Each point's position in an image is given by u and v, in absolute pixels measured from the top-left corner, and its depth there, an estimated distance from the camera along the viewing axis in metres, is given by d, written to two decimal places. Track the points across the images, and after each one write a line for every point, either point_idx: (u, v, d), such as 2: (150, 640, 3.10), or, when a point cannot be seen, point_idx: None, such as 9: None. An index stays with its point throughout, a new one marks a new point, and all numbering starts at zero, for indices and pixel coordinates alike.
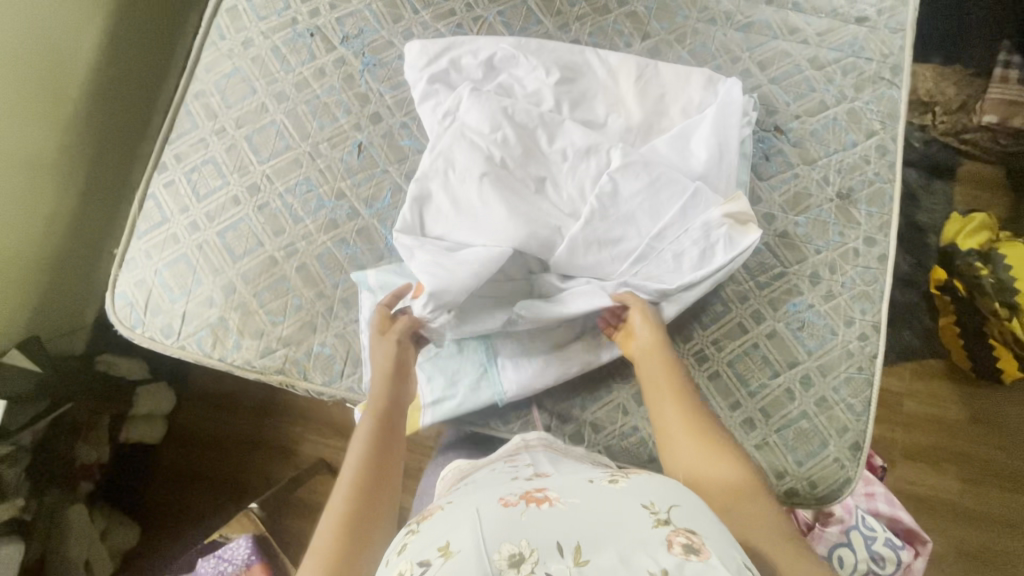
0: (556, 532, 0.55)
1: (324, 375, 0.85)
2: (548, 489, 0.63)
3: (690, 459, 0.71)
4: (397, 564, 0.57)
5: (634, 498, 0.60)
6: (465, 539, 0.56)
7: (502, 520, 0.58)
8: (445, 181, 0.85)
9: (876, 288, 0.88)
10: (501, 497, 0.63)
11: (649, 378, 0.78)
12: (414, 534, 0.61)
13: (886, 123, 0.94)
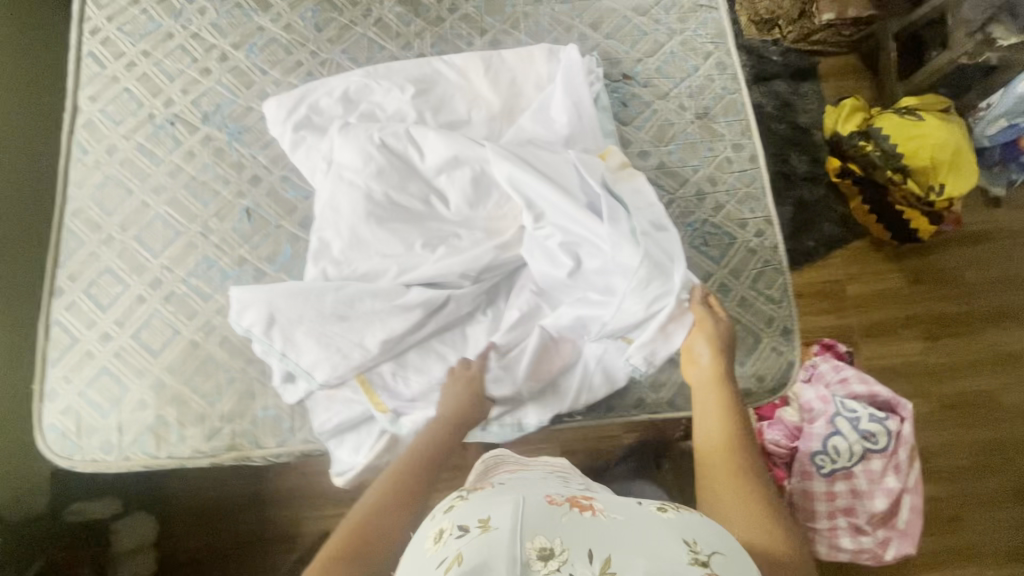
0: (592, 539, 0.56)
1: (275, 437, 0.85)
2: (594, 499, 0.64)
3: (724, 480, 0.70)
4: (440, 523, 0.61)
5: (677, 531, 0.58)
6: (505, 520, 0.58)
7: (547, 517, 0.59)
8: (336, 221, 0.88)
9: (757, 187, 0.95)
10: (547, 497, 0.64)
11: (702, 397, 0.78)
12: (461, 502, 0.64)
13: (717, 42, 1.02)
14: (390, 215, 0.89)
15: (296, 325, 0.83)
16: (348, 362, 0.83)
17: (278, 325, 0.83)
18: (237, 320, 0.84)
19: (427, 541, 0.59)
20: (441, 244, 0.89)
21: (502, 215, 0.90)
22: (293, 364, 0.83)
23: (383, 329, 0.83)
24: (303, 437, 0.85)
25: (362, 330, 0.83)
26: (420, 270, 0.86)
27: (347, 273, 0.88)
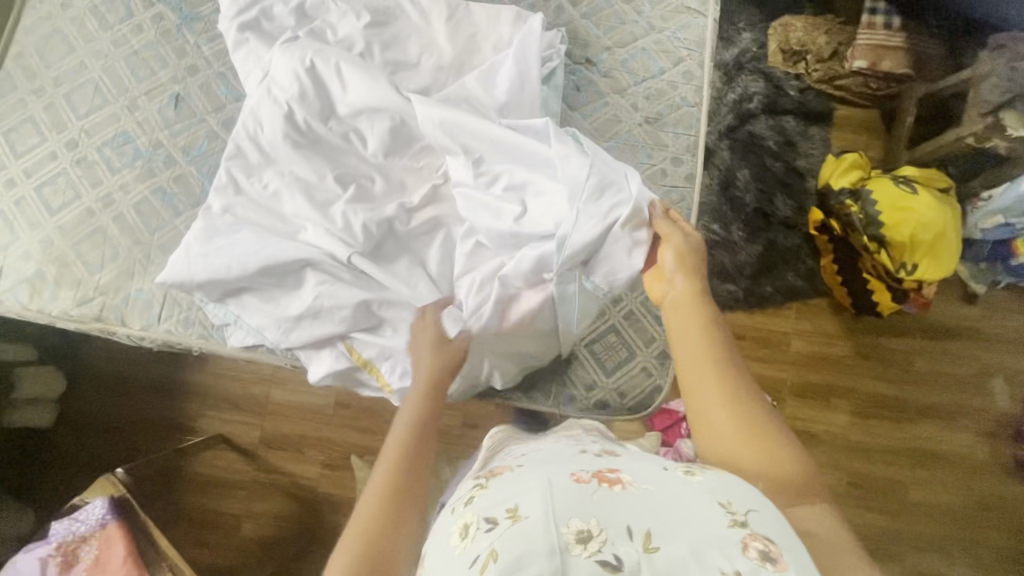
0: (628, 518, 0.50)
1: (142, 319, 0.86)
2: (620, 468, 0.58)
3: (726, 410, 0.63)
4: (464, 516, 0.55)
5: (710, 495, 0.53)
6: (535, 505, 0.51)
7: (574, 491, 0.53)
8: (254, 134, 0.89)
9: (684, 206, 0.92)
10: (570, 470, 0.57)
11: (681, 321, 0.69)
12: (482, 490, 0.58)
13: (693, 49, 0.98)
14: (307, 141, 0.88)
15: (200, 251, 0.82)
16: (219, 273, 0.81)
17: (186, 246, 0.83)
18: (166, 277, 0.82)
19: (452, 539, 0.53)
20: (348, 185, 0.88)
21: (419, 167, 0.90)
22: (175, 272, 0.82)
23: (253, 251, 0.81)
24: (167, 327, 0.86)
25: (241, 254, 0.81)
26: (318, 205, 0.86)
27: (253, 186, 0.88)
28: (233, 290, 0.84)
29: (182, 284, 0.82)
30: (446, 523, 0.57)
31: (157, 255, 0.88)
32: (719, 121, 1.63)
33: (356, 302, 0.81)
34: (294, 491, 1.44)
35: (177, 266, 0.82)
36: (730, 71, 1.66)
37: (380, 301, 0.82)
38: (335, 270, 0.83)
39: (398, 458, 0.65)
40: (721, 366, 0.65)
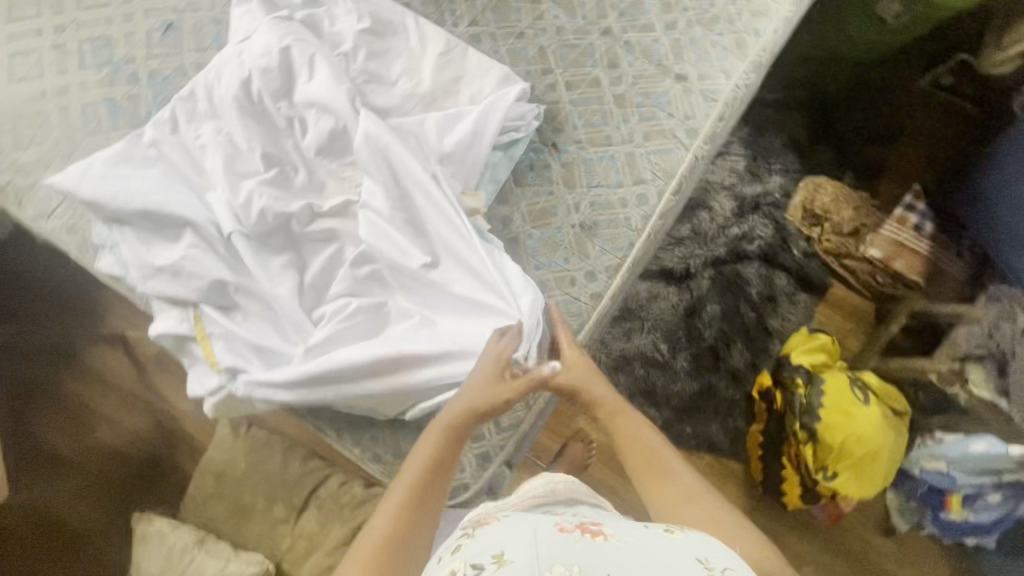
0: (610, 565, 0.52)
1: (37, 209, 0.89)
2: (602, 526, 0.60)
3: (676, 504, 0.71)
4: (451, 564, 0.55)
5: (688, 552, 0.55)
6: (521, 551, 0.53)
7: (560, 542, 0.55)
8: (210, 86, 0.91)
9: (576, 321, 0.89)
10: (555, 523, 0.59)
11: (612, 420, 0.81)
12: (468, 538, 0.59)
13: (658, 175, 0.95)
14: (252, 111, 0.89)
15: (99, 172, 0.85)
16: (109, 199, 0.83)
17: (89, 164, 0.86)
18: (57, 180, 0.85)
19: None
20: (273, 164, 0.88)
21: (345, 178, 0.90)
22: (70, 182, 0.84)
23: (146, 194, 0.84)
24: (53, 227, 0.89)
25: (132, 191, 0.84)
26: (232, 173, 0.87)
27: (187, 133, 0.90)
28: (118, 218, 0.85)
29: (76, 196, 0.84)
30: (433, 569, 0.58)
31: (76, 157, 0.90)
32: (711, 250, 1.58)
33: (212, 277, 0.82)
34: (159, 416, 1.45)
35: (77, 178, 0.84)
36: (744, 206, 1.60)
37: (239, 288, 0.83)
38: (215, 243, 0.85)
39: (403, 513, 0.68)
40: (655, 450, 0.77)
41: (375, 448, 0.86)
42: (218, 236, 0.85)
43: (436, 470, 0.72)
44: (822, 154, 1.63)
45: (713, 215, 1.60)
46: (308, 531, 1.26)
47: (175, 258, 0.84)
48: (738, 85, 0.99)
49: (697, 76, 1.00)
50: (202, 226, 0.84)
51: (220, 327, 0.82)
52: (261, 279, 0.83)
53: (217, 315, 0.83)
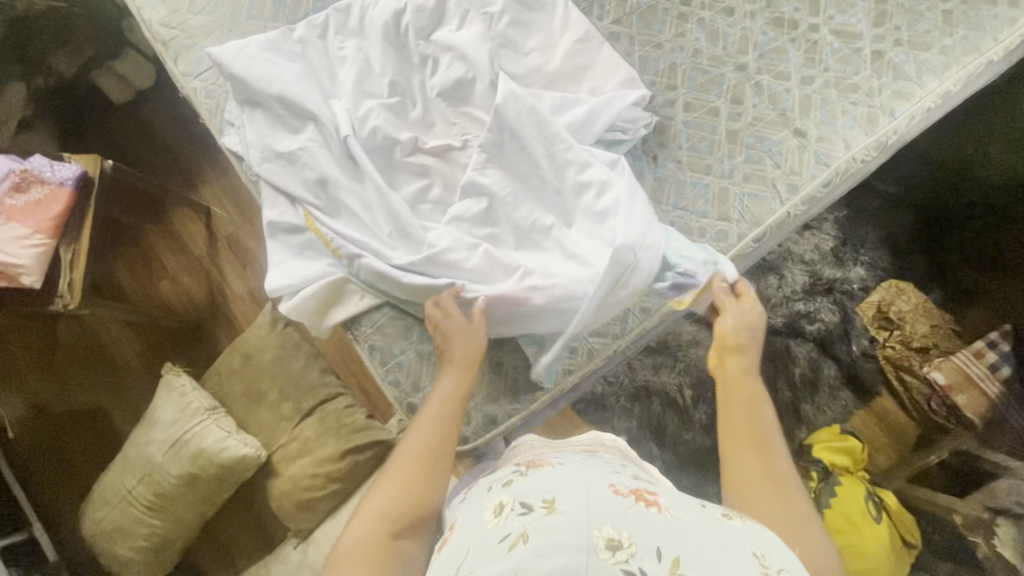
0: (660, 541, 0.53)
1: (188, 67, 0.99)
2: (659, 495, 0.61)
3: (756, 489, 0.68)
4: (501, 496, 0.61)
5: (744, 544, 0.56)
6: (572, 503, 0.57)
7: (611, 505, 0.57)
8: (366, 7, 0.98)
9: (620, 326, 0.93)
10: (610, 484, 0.62)
11: (726, 389, 0.80)
12: (520, 480, 0.65)
13: (745, 218, 0.95)
14: (394, 41, 0.96)
15: (250, 53, 0.93)
16: (252, 79, 0.92)
17: (242, 43, 0.94)
18: (213, 50, 0.94)
19: (487, 513, 0.60)
20: (396, 93, 0.95)
21: (452, 125, 0.95)
22: (224, 53, 0.93)
23: (283, 84, 0.92)
24: (196, 86, 0.99)
25: (271, 77, 0.92)
26: (359, 90, 0.94)
27: (333, 43, 0.98)
28: (254, 100, 0.95)
29: (226, 68, 0.93)
30: (483, 497, 0.64)
31: (235, 33, 1.00)
32: (769, 316, 1.54)
33: (319, 174, 0.90)
34: (213, 287, 1.58)
35: (234, 54, 0.93)
36: (817, 286, 1.56)
37: (341, 193, 0.89)
38: (324, 145, 0.92)
39: (431, 432, 0.71)
40: (764, 438, 0.73)
41: (396, 373, 0.88)
42: (328, 139, 0.92)
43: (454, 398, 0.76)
44: (915, 262, 1.55)
45: (782, 283, 1.56)
46: (304, 436, 1.33)
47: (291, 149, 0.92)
48: (855, 157, 0.97)
49: (817, 136, 0.98)
50: (320, 128, 0.92)
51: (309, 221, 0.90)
52: (358, 190, 0.90)
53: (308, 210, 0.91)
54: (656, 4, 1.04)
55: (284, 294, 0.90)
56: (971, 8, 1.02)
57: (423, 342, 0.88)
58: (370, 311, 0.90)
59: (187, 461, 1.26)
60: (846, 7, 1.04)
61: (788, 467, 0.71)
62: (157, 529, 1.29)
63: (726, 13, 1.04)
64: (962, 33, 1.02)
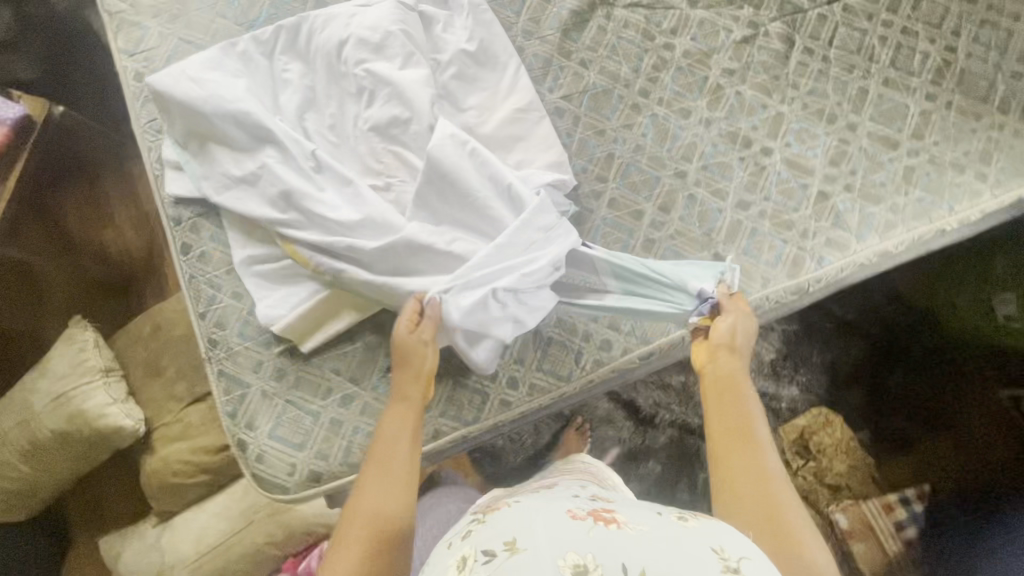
0: (626, 556, 0.50)
1: (126, 44, 0.97)
2: (615, 511, 0.58)
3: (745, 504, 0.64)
4: (462, 549, 0.54)
5: (700, 539, 0.54)
6: (534, 538, 0.51)
7: (569, 530, 0.53)
8: (314, 27, 0.95)
9: (474, 412, 0.87)
10: (566, 507, 0.57)
11: (712, 395, 0.77)
12: (479, 522, 0.57)
13: (635, 333, 0.92)
14: (334, 71, 0.93)
15: (186, 74, 0.90)
16: (201, 105, 0.88)
17: (180, 64, 0.91)
18: (150, 78, 0.90)
19: (448, 569, 0.53)
20: (334, 127, 0.93)
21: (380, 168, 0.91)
22: (158, 75, 0.90)
23: (213, 112, 0.89)
24: (127, 65, 0.97)
25: (202, 95, 0.89)
26: (301, 116, 0.93)
27: (277, 61, 0.95)
28: (194, 128, 0.91)
29: (164, 95, 0.90)
30: (439, 553, 0.56)
31: (181, 22, 0.98)
32: None
33: (281, 189, 0.86)
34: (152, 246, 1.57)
35: (174, 81, 0.90)
36: None
37: (306, 205, 0.85)
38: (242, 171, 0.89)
39: (388, 491, 0.68)
40: (755, 436, 0.71)
41: (235, 405, 0.85)
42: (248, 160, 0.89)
43: (402, 444, 0.73)
44: (854, 394, 1.48)
45: None
46: (189, 420, 1.32)
47: (212, 178, 0.90)
48: (768, 298, 0.92)
49: (736, 265, 0.94)
50: (242, 149, 0.89)
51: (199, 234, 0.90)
52: (319, 200, 0.86)
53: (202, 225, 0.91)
54: (613, 88, 1.00)
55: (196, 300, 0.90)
56: (936, 170, 0.97)
57: (269, 380, 0.86)
58: (228, 335, 0.87)
59: (65, 418, 1.27)
60: (808, 138, 0.98)
61: (777, 466, 0.67)
62: (21, 477, 1.29)
63: (682, 114, 0.99)
64: (918, 195, 0.96)
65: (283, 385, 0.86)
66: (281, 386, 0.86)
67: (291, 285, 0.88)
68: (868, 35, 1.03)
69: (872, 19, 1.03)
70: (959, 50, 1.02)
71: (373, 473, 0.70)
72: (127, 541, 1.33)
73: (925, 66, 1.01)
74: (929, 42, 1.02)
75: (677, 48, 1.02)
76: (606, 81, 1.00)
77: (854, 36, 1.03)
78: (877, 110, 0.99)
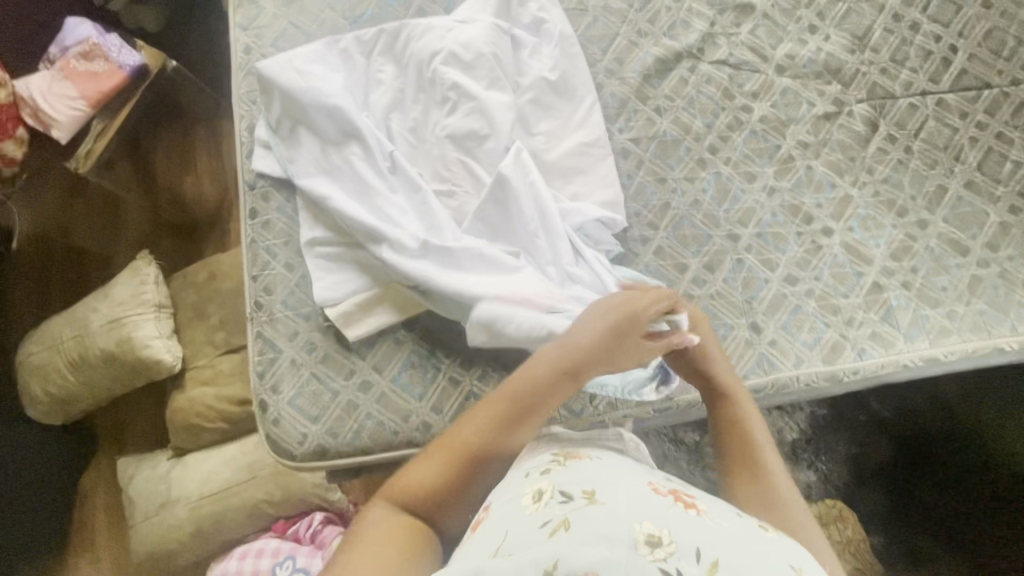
0: (700, 542, 0.53)
1: (242, 19, 1.06)
2: (695, 494, 0.61)
3: (745, 482, 0.70)
4: (540, 483, 0.60)
5: (780, 553, 0.55)
6: (613, 497, 0.56)
7: (651, 500, 0.57)
8: (412, 34, 1.00)
9: None
10: (649, 477, 0.61)
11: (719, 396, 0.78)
12: (558, 467, 0.63)
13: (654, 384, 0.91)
14: (426, 79, 0.98)
15: (293, 65, 0.96)
16: (300, 95, 0.94)
17: (289, 55, 0.97)
18: (260, 65, 0.96)
19: (524, 496, 0.59)
20: (416, 130, 0.98)
21: (450, 173, 0.93)
22: (269, 63, 0.96)
23: (313, 102, 0.94)
24: (239, 36, 1.05)
25: (303, 83, 0.94)
26: (388, 115, 0.98)
27: (373, 61, 1.01)
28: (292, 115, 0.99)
29: (270, 82, 0.95)
30: (520, 479, 0.62)
31: (294, 6, 1.06)
32: None
33: (359, 186, 0.93)
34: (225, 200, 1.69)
35: (280, 69, 0.95)
36: None
37: (378, 201, 0.91)
38: (324, 159, 0.95)
39: (483, 440, 0.68)
40: (761, 438, 0.74)
41: (265, 366, 0.90)
42: (334, 148, 0.95)
43: (529, 410, 0.70)
44: (873, 496, 1.37)
45: None
46: (220, 368, 1.40)
47: (297, 162, 0.95)
48: (799, 378, 0.90)
49: (771, 339, 0.92)
50: (330, 140, 0.95)
51: (268, 203, 0.97)
52: (391, 199, 0.91)
53: (272, 195, 0.97)
54: (683, 139, 1.00)
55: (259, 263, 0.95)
56: (1005, 286, 0.92)
57: (300, 351, 0.90)
58: (273, 300, 0.93)
59: (116, 342, 1.37)
60: (873, 226, 0.96)
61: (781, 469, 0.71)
62: (65, 386, 1.40)
63: (746, 177, 0.99)
64: (981, 307, 0.92)
65: (312, 357, 0.90)
66: (311, 357, 0.90)
67: (342, 271, 0.92)
68: (958, 133, 1.00)
69: (965, 118, 1.00)
70: None
71: (485, 418, 0.69)
72: (142, 466, 1.42)
73: (1014, 176, 0.97)
74: None
75: (755, 111, 1.02)
76: (677, 131, 1.01)
77: (942, 132, 1.00)
78: (952, 212, 0.96)
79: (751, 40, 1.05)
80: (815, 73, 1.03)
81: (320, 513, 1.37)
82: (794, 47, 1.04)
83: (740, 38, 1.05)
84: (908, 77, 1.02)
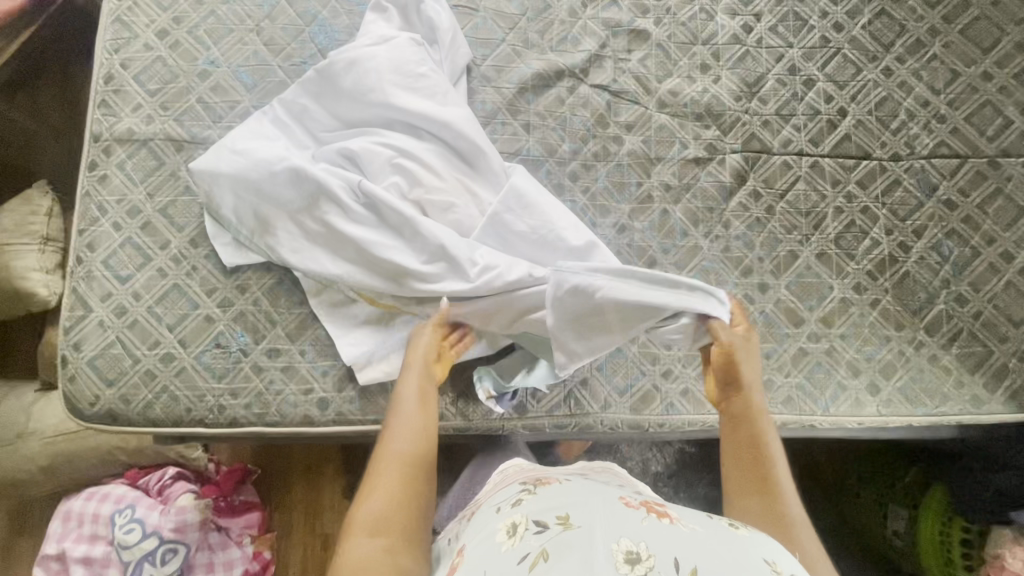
0: (677, 550, 0.50)
1: None
2: (669, 507, 0.58)
3: (740, 488, 0.68)
4: (512, 515, 0.57)
5: (756, 551, 0.53)
6: (587, 517, 0.54)
7: (623, 517, 0.54)
8: (326, 66, 0.90)
9: (275, 417, 0.88)
10: (619, 496, 0.58)
11: (734, 415, 0.74)
12: (529, 494, 0.61)
13: (456, 404, 0.89)
14: (372, 113, 0.89)
15: (235, 144, 0.89)
16: (251, 174, 0.88)
17: (222, 142, 0.90)
18: (199, 167, 0.89)
19: (499, 534, 0.56)
20: None
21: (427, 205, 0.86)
22: (212, 164, 0.89)
23: (266, 162, 0.87)
24: None
25: (246, 151, 0.88)
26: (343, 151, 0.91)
27: (298, 97, 0.91)
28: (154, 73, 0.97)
29: (222, 176, 0.88)
30: (493, 519, 0.59)
31: None
32: None
33: (343, 242, 0.86)
34: None
35: (217, 156, 0.89)
36: None
37: (365, 248, 0.84)
38: (303, 215, 0.88)
39: (418, 437, 0.70)
40: (776, 458, 0.70)
41: (73, 322, 0.89)
42: (303, 193, 0.87)
43: (429, 403, 0.74)
44: None
45: None
46: None
47: (276, 224, 0.88)
48: (602, 422, 0.90)
49: (584, 378, 0.91)
50: (294, 185, 0.87)
51: (109, 157, 0.95)
52: (379, 243, 0.85)
53: (116, 149, 0.95)
54: (545, 160, 0.97)
55: (88, 218, 0.93)
56: (829, 363, 0.91)
57: (110, 313, 0.90)
58: (94, 257, 0.91)
59: None
60: (714, 281, 0.93)
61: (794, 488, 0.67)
62: None
63: (601, 211, 0.96)
64: (799, 381, 0.90)
65: (121, 320, 0.89)
66: (119, 320, 0.89)
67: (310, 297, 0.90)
68: (825, 201, 0.96)
69: (836, 186, 0.97)
70: (912, 251, 0.94)
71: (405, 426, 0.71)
72: (10, 394, 1.42)
73: (869, 254, 0.94)
74: (885, 232, 0.95)
75: (625, 144, 0.98)
76: (541, 151, 0.97)
77: (809, 197, 0.97)
78: (796, 280, 0.94)
79: (639, 69, 1.01)
80: (696, 114, 0.99)
81: (174, 468, 1.39)
82: (681, 83, 1.00)
83: (628, 65, 1.01)
84: (790, 134, 0.99)
